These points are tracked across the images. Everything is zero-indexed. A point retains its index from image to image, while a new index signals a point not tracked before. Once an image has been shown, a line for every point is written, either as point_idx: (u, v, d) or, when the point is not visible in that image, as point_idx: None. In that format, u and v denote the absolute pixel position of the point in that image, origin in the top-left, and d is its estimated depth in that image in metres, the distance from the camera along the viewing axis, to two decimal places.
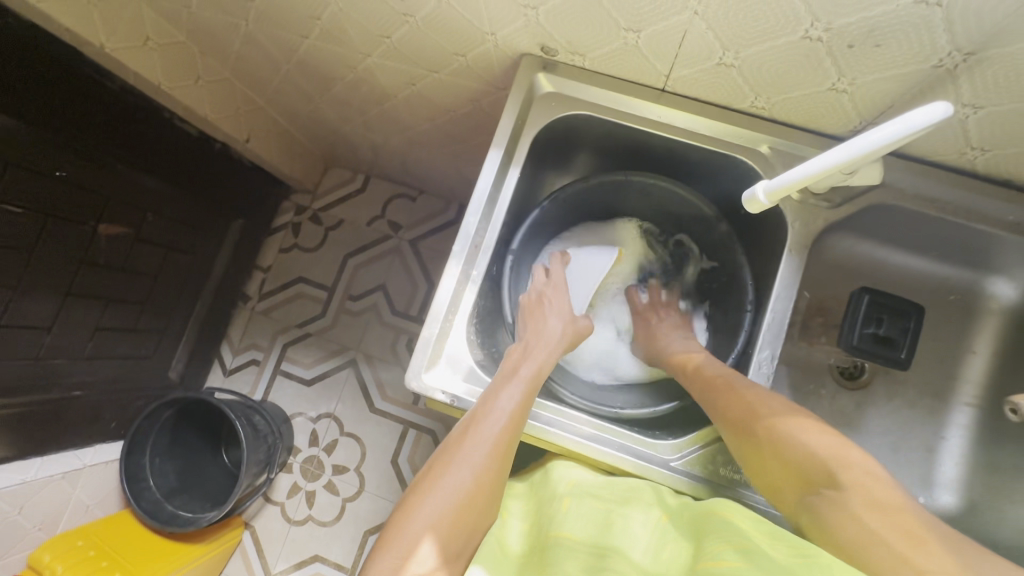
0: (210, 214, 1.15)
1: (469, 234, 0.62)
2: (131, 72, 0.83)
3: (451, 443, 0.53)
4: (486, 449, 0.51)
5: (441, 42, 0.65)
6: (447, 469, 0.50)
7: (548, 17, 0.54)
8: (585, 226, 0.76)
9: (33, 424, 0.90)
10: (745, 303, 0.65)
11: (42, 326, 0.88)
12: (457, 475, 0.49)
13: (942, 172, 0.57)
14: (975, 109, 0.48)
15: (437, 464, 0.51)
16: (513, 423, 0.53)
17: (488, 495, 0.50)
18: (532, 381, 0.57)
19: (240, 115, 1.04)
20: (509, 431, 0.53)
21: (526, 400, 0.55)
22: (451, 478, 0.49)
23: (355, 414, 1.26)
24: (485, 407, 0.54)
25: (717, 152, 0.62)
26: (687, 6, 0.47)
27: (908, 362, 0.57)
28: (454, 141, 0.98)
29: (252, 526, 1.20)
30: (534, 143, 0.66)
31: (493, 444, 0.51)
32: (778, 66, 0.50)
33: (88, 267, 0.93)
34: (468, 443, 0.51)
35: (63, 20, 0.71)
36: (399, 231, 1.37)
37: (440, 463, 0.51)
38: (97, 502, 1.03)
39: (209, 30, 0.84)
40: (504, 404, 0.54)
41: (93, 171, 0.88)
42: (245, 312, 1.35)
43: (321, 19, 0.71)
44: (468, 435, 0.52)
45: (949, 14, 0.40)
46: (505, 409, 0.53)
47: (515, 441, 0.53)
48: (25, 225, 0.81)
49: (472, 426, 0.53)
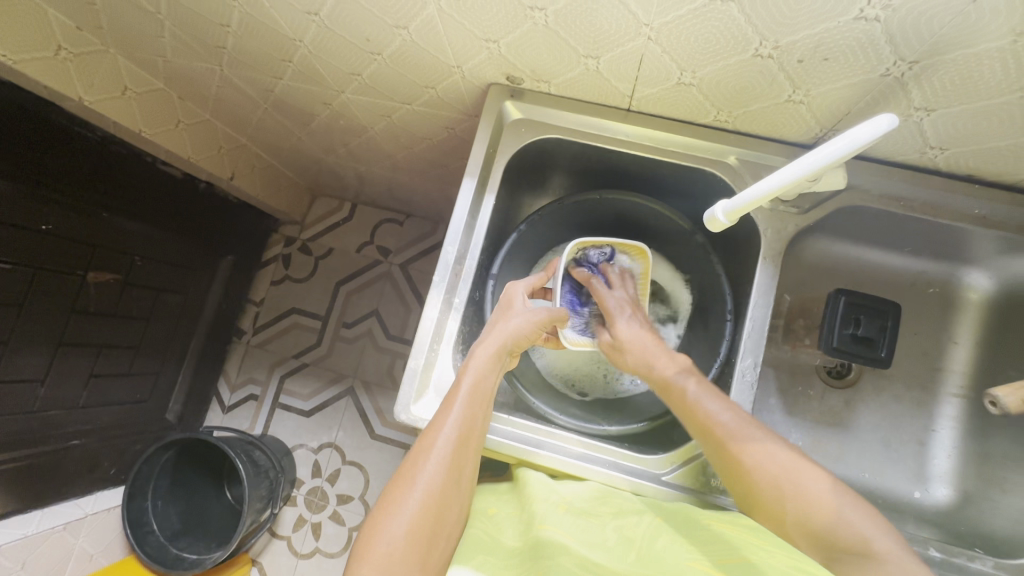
0: (199, 253, 1.16)
1: (448, 262, 0.63)
2: (110, 122, 0.84)
3: (404, 464, 0.51)
4: (439, 464, 0.49)
5: (411, 76, 0.67)
6: (402, 493, 0.48)
7: (509, 49, 0.56)
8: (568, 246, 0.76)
9: (32, 477, 0.90)
10: (725, 312, 0.66)
11: (35, 379, 0.88)
12: (413, 495, 0.47)
13: (906, 172, 0.58)
14: (927, 112, 0.49)
15: (391, 490, 0.49)
16: (467, 427, 0.52)
17: (450, 509, 0.48)
18: (481, 382, 0.54)
19: (223, 154, 1.06)
20: (461, 439, 0.51)
21: (475, 403, 0.53)
22: (408, 500, 0.47)
23: (356, 441, 1.26)
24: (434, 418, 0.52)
25: (687, 166, 0.63)
26: (640, 33, 0.48)
27: (889, 360, 0.58)
28: (434, 166, 1.00)
29: (259, 562, 1.19)
30: (508, 168, 0.67)
31: (446, 456, 0.50)
32: (734, 83, 0.51)
33: (78, 316, 0.93)
34: (421, 461, 0.49)
35: (42, 79, 0.72)
36: (389, 255, 1.38)
37: (395, 489, 0.49)
38: (101, 550, 1.02)
39: (185, 76, 0.85)
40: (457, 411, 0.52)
41: (80, 221, 0.89)
42: (240, 347, 1.36)
43: (292, 61, 0.72)
44: (419, 454, 0.50)
45: (888, 28, 0.42)
46: (454, 418, 0.51)
47: (469, 449, 0.51)
48: (13, 280, 0.81)
49: (422, 444, 0.51)
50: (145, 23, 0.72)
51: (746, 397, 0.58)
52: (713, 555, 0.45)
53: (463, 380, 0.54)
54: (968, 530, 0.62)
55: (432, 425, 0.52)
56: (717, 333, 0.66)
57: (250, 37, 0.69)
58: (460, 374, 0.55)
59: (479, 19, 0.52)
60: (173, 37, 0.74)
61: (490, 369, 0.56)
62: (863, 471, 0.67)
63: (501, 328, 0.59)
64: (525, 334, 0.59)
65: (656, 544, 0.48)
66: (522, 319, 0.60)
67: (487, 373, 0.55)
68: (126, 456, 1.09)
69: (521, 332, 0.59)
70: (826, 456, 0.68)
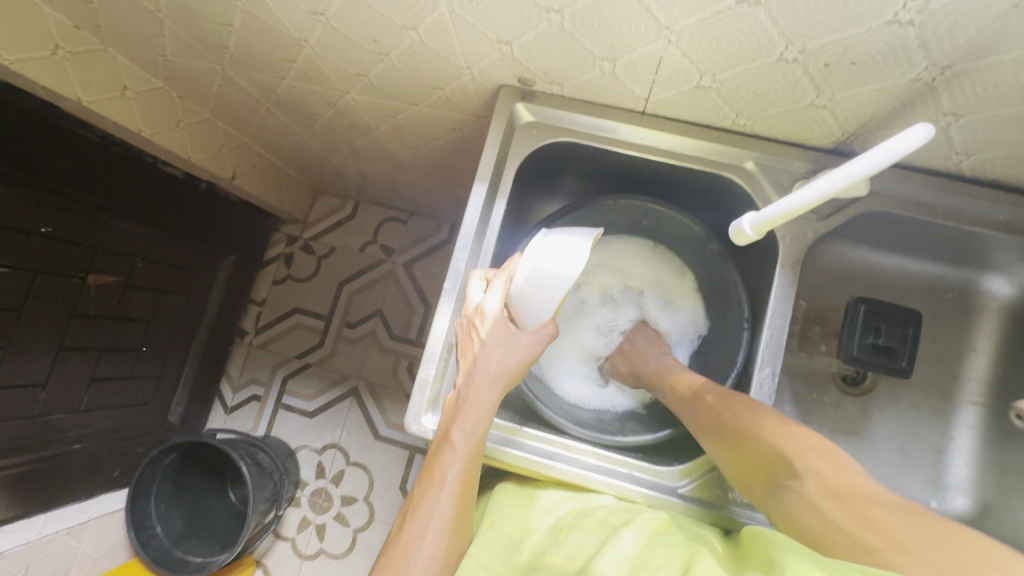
0: (200, 253, 1.15)
1: (459, 269, 0.61)
2: (110, 123, 0.82)
3: (395, 542, 0.50)
4: (434, 545, 0.49)
5: (419, 77, 0.65)
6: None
7: (522, 50, 0.54)
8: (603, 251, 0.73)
9: (34, 483, 0.89)
10: (742, 320, 0.64)
11: (37, 384, 0.87)
12: None
13: (928, 177, 0.57)
14: (956, 117, 0.48)
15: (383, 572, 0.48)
16: (460, 497, 0.51)
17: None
18: (473, 442, 0.52)
19: (224, 154, 1.04)
20: (458, 506, 0.51)
21: (467, 468, 0.52)
22: None
23: (360, 443, 1.25)
24: (422, 492, 0.51)
25: (703, 170, 0.62)
26: (660, 35, 0.46)
27: (910, 370, 0.57)
28: (440, 167, 0.98)
29: (263, 564, 1.19)
30: (519, 173, 0.65)
31: (441, 534, 0.50)
32: (756, 86, 0.50)
33: (79, 319, 0.92)
34: (414, 543, 0.49)
35: (37, 79, 0.70)
36: (392, 255, 1.36)
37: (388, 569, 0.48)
38: (105, 553, 1.02)
39: (186, 74, 0.83)
40: (448, 481, 0.51)
41: (79, 223, 0.87)
42: (242, 347, 1.34)
43: (296, 61, 0.71)
44: (412, 535, 0.50)
45: (922, 33, 0.40)
46: (448, 493, 0.51)
47: (465, 516, 0.52)
48: (13, 283, 0.80)
49: (414, 523, 0.50)
50: (145, 21, 0.70)
51: (765, 408, 0.57)
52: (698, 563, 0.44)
53: (454, 438, 0.52)
54: None
55: (420, 503, 0.51)
56: (732, 341, 0.65)
57: (253, 37, 0.68)
58: (450, 434, 0.52)
59: (491, 20, 0.50)
60: (173, 36, 0.72)
61: (485, 428, 0.53)
62: (879, 479, 0.66)
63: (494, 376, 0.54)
64: (513, 375, 0.54)
65: (649, 561, 0.46)
66: (505, 351, 0.54)
67: (480, 436, 0.52)
68: (129, 459, 1.08)
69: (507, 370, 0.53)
70: None
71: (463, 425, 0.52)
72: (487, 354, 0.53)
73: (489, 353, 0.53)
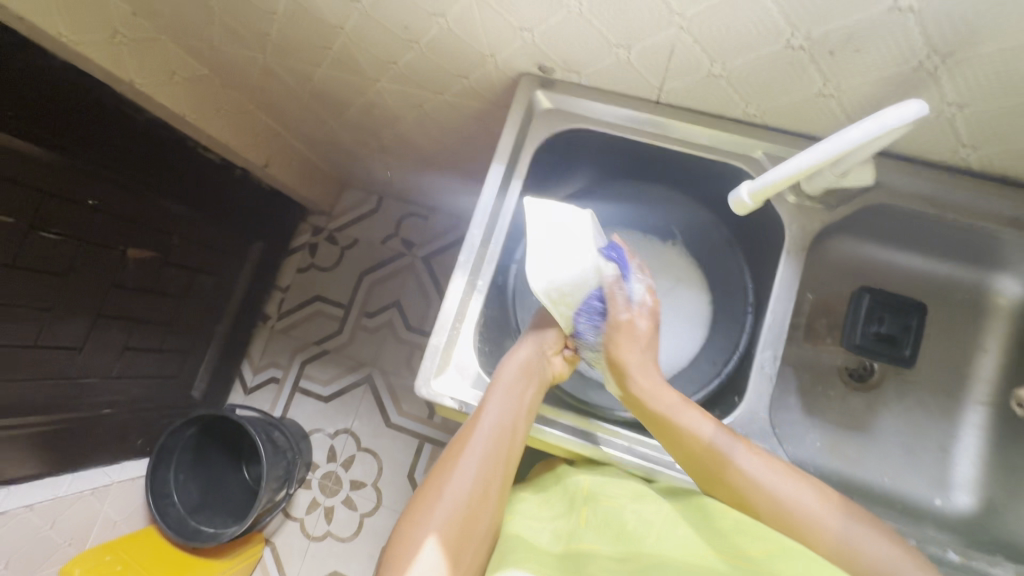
0: (232, 235, 1.20)
1: (474, 244, 0.64)
2: (158, 106, 0.89)
3: (433, 475, 0.53)
4: (468, 478, 0.51)
5: (446, 65, 0.69)
6: (430, 500, 0.51)
7: (543, 38, 0.57)
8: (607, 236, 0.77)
9: (65, 440, 0.94)
10: (746, 304, 0.67)
11: (75, 347, 0.92)
12: (442, 507, 0.50)
13: (937, 171, 0.58)
14: (960, 108, 0.49)
15: (421, 495, 0.52)
16: (501, 440, 0.53)
17: (478, 523, 0.50)
18: (513, 395, 0.56)
19: (259, 141, 1.10)
20: (493, 453, 0.53)
21: (506, 417, 0.54)
22: (436, 510, 0.50)
23: (372, 428, 1.28)
24: (464, 430, 0.55)
25: (714, 160, 0.64)
26: (672, 22, 0.49)
27: (912, 360, 0.58)
28: (462, 159, 1.01)
29: (272, 542, 1.22)
30: (536, 157, 0.68)
31: (477, 472, 0.52)
32: (764, 74, 0.52)
33: (116, 290, 0.97)
34: (450, 473, 0.52)
35: (98, 60, 0.76)
36: (412, 249, 1.40)
37: (423, 495, 0.52)
38: (124, 517, 1.06)
39: (230, 62, 0.89)
40: (489, 422, 0.54)
41: (122, 199, 0.93)
42: (265, 330, 1.39)
43: (332, 48, 0.75)
44: (449, 465, 0.53)
45: (921, 19, 0.42)
46: (485, 432, 0.53)
47: (503, 464, 0.53)
48: (60, 249, 0.85)
49: (452, 454, 0.53)
50: (195, 9, 0.76)
51: (765, 387, 0.59)
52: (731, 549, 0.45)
53: (495, 390, 0.56)
54: (989, 540, 0.61)
55: (461, 437, 0.54)
56: (735, 326, 0.68)
57: (294, 24, 0.72)
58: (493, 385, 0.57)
59: (514, 6, 0.54)
60: (220, 24, 0.78)
61: (525, 389, 0.57)
62: (882, 476, 0.66)
63: (534, 351, 0.60)
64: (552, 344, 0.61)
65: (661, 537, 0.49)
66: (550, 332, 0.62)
67: (520, 392, 0.56)
68: (153, 428, 1.13)
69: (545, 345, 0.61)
70: (845, 460, 0.67)
71: (505, 376, 0.57)
72: (532, 336, 0.62)
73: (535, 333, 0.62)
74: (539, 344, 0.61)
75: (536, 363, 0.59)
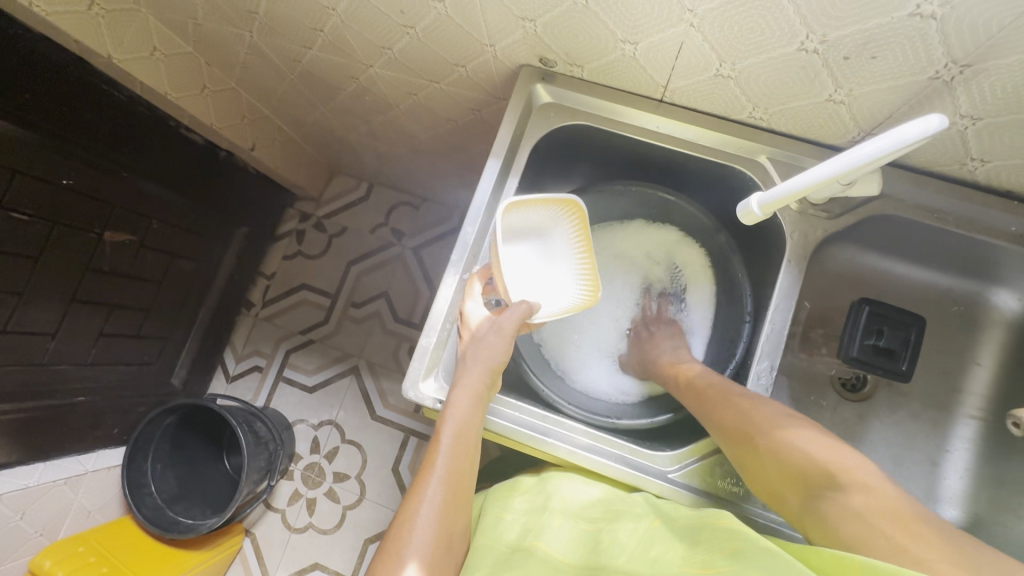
0: (215, 220, 1.16)
1: (467, 242, 0.62)
2: (139, 84, 0.84)
3: (392, 530, 0.50)
4: (429, 529, 0.49)
5: (443, 53, 0.66)
6: (392, 561, 0.47)
7: (545, 29, 0.54)
8: (602, 233, 0.75)
9: (36, 430, 0.90)
10: (745, 312, 0.66)
11: (45, 333, 0.88)
12: (406, 564, 0.47)
13: (943, 183, 0.57)
14: (972, 120, 0.48)
15: (382, 556, 0.48)
16: (454, 481, 0.52)
17: (445, 565, 0.49)
18: (462, 431, 0.52)
19: (245, 123, 1.05)
20: (450, 497, 0.51)
21: (458, 455, 0.52)
22: (398, 569, 0.47)
23: (357, 421, 1.26)
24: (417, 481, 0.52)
25: (717, 162, 0.62)
26: (682, 18, 0.47)
27: (909, 374, 0.57)
28: (455, 150, 0.98)
29: (252, 533, 1.20)
30: (534, 153, 0.66)
31: (435, 519, 0.50)
32: (774, 78, 0.50)
33: (92, 274, 0.93)
34: (409, 529, 0.49)
35: (72, 33, 0.72)
36: (402, 239, 1.37)
37: (385, 554, 0.48)
38: (99, 507, 1.03)
39: (215, 40, 0.85)
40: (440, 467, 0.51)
41: (98, 179, 0.89)
42: (247, 319, 1.36)
43: (323, 30, 0.72)
44: (406, 520, 0.50)
45: (943, 27, 0.40)
46: (439, 476, 0.51)
47: (459, 505, 0.52)
48: (32, 231, 0.81)
49: (408, 508, 0.50)
50: None
51: None
52: (709, 553, 0.44)
53: (441, 438, 0.52)
54: None
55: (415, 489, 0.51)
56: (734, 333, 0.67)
57: (283, 3, 0.69)
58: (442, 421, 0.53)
59: None
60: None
61: (472, 413, 0.53)
62: None
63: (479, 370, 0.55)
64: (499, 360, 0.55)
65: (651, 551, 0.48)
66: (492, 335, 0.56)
67: (469, 419, 0.53)
68: (130, 417, 1.09)
69: (491, 363, 0.55)
70: None
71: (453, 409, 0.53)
72: (474, 348, 0.55)
73: (478, 343, 0.56)
74: (484, 360, 0.55)
75: (481, 383, 0.54)
